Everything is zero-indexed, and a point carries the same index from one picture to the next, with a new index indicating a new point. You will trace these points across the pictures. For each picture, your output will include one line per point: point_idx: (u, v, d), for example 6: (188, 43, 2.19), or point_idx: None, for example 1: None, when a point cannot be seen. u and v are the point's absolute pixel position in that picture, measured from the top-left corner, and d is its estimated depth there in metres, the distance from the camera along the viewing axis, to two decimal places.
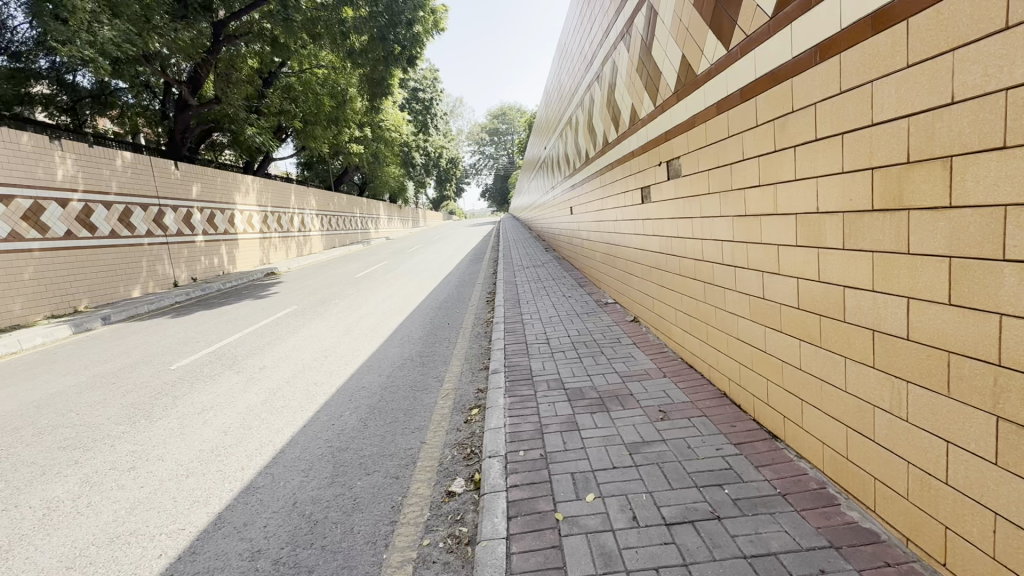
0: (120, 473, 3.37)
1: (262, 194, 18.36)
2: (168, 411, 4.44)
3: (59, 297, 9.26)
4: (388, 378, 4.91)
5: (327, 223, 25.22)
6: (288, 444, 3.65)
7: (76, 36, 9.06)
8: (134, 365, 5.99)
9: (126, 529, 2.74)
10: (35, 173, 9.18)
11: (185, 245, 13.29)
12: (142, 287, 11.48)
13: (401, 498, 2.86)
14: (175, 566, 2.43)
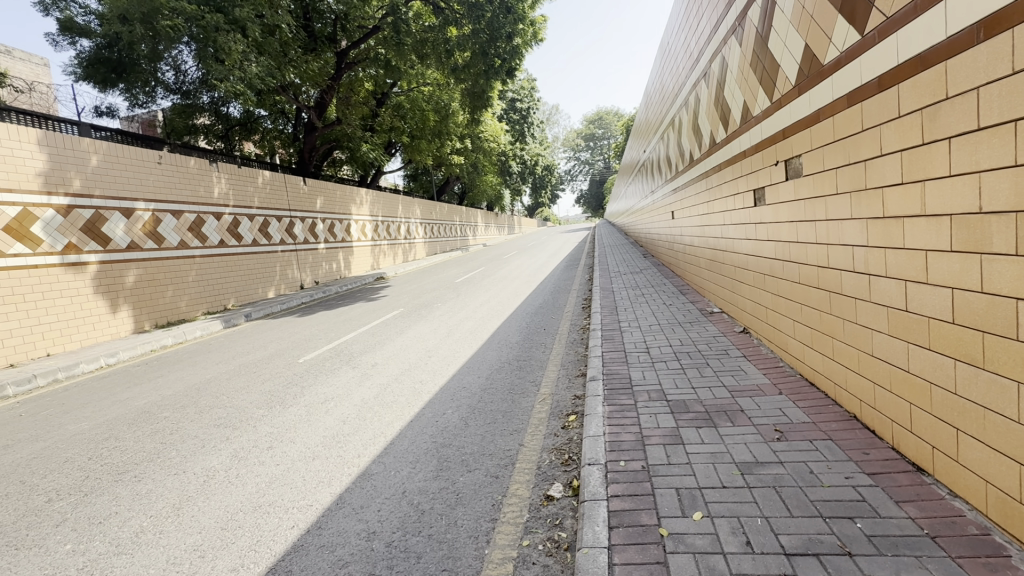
0: (261, 451, 3.87)
1: (374, 205, 19.95)
2: (298, 399, 5.01)
3: (213, 297, 10.87)
4: (487, 380, 5.08)
5: (430, 231, 26.76)
6: (398, 436, 3.93)
7: (231, 73, 10.60)
8: (270, 357, 6.85)
9: (266, 501, 3.14)
10: (198, 191, 10.88)
11: (310, 252, 14.89)
12: (276, 289, 13.06)
13: (501, 497, 2.95)
14: (306, 537, 2.73)
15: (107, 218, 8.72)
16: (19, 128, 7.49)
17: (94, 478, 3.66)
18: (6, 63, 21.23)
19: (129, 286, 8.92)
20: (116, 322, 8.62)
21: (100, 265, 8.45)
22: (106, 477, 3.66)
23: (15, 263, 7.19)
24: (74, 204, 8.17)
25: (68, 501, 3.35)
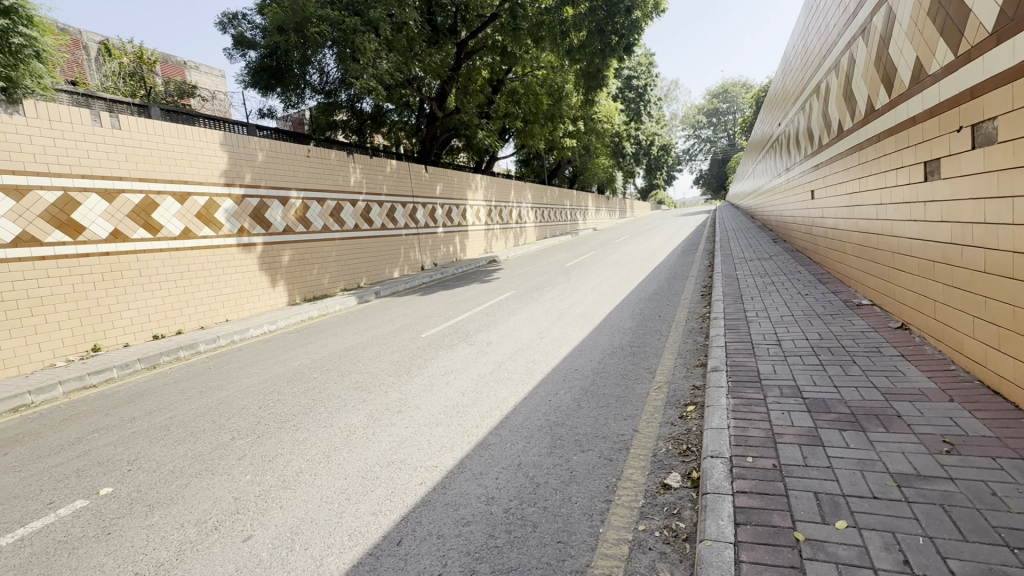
0: (393, 414, 4.30)
1: (488, 190, 20.61)
2: (422, 370, 5.46)
3: (349, 276, 12.16)
4: (600, 364, 5.06)
5: (541, 215, 27.05)
6: (512, 411, 4.10)
7: (365, 71, 11.57)
8: (397, 331, 7.52)
9: (398, 458, 3.49)
10: (338, 181, 12.16)
11: (430, 235, 15.92)
12: (400, 269, 14.22)
13: (616, 480, 2.95)
14: (432, 494, 3.00)
15: (268, 205, 10.13)
16: (206, 130, 8.96)
17: (263, 424, 4.36)
18: (195, 77, 25.56)
19: (285, 264, 10.34)
20: (275, 294, 10.08)
21: (263, 246, 9.89)
22: (272, 424, 4.35)
23: (204, 244, 8.73)
24: (245, 193, 9.61)
25: (245, 440, 4.04)
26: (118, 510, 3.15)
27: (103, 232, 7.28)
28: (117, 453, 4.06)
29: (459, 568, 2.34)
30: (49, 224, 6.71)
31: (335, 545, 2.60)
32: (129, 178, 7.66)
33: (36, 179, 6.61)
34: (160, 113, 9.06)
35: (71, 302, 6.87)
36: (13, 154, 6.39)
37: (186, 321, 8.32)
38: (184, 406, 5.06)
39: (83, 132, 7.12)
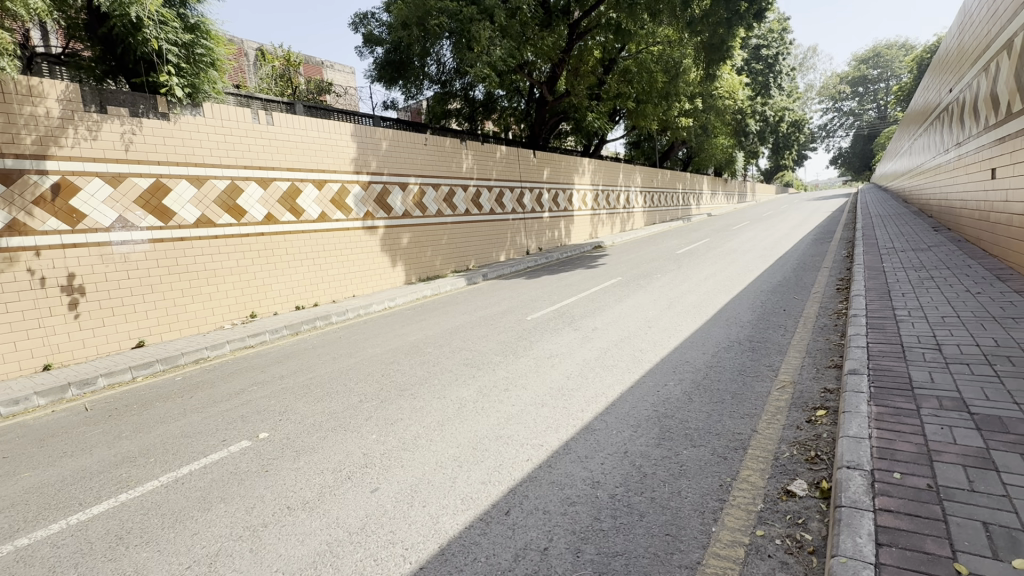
0: (501, 391, 4.48)
1: (596, 174, 20.19)
2: (528, 352, 5.59)
3: (459, 258, 12.78)
4: (714, 358, 4.77)
5: (650, 200, 25.89)
6: (619, 398, 4.05)
7: (479, 59, 11.89)
8: (504, 313, 7.77)
9: (506, 433, 3.64)
10: (452, 167, 12.73)
11: (536, 220, 16.08)
12: (506, 253, 14.59)
13: (731, 479, 2.79)
14: (538, 471, 3.09)
15: (390, 191, 10.95)
16: (340, 123, 9.91)
17: (386, 390, 4.81)
18: (331, 75, 28.29)
19: (404, 246, 11.17)
20: (394, 274, 10.94)
21: (385, 229, 10.76)
22: (393, 391, 4.77)
23: (336, 226, 9.73)
24: (371, 180, 10.49)
25: (370, 404, 4.49)
26: (273, 453, 3.71)
27: (259, 215, 8.43)
28: (271, 404, 4.75)
29: (564, 545, 2.40)
30: (220, 208, 7.93)
31: (449, 507, 2.81)
32: (279, 168, 8.76)
33: (211, 170, 7.83)
34: (303, 109, 10.19)
35: (236, 274, 8.11)
36: (195, 149, 7.65)
37: (322, 295, 9.41)
38: (321, 369, 5.75)
39: (245, 129, 8.27)
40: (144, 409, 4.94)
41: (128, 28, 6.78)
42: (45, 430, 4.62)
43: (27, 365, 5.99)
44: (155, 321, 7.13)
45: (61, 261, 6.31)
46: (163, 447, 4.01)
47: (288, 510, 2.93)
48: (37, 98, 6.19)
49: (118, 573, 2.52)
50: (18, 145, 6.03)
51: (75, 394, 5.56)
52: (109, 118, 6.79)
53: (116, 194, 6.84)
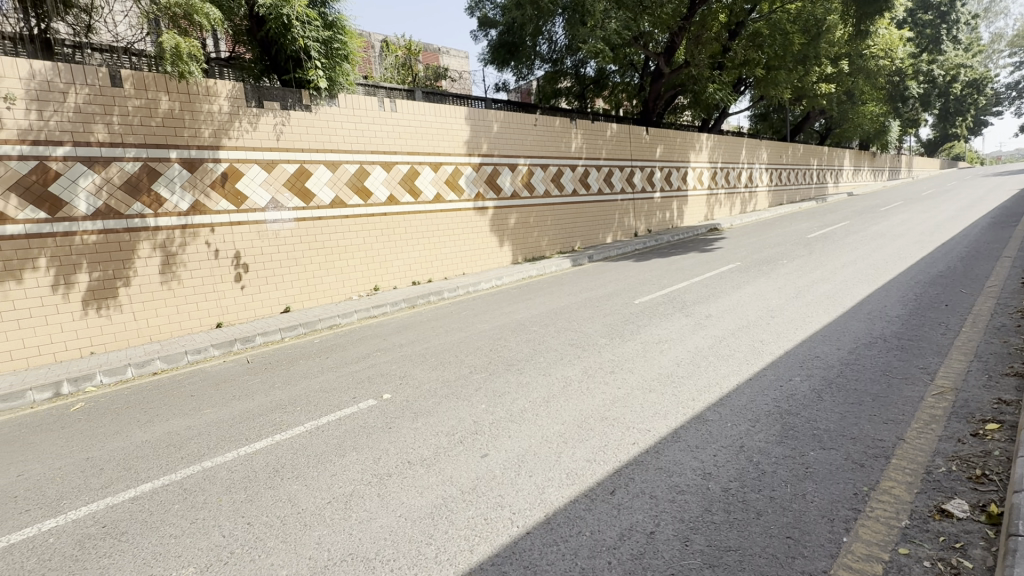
0: (607, 372, 4.46)
1: (715, 151, 18.73)
2: (635, 336, 5.46)
3: (565, 239, 12.76)
4: (851, 354, 4.26)
5: (778, 178, 23.41)
6: (735, 390, 3.81)
7: (593, 34, 11.57)
8: (610, 295, 7.63)
9: (612, 414, 3.62)
10: (560, 147, 12.63)
11: (646, 201, 15.42)
12: (613, 234, 14.23)
13: (868, 489, 2.50)
14: (645, 456, 3.04)
15: (500, 172, 11.20)
16: (455, 107, 10.32)
17: (494, 364, 5.02)
18: (448, 61, 29.48)
19: (511, 227, 11.42)
20: (501, 253, 11.27)
21: (494, 209, 11.08)
22: (501, 365, 4.98)
23: (449, 207, 10.23)
24: (482, 162, 10.82)
25: (480, 375, 4.74)
26: (395, 412, 4.10)
27: (383, 197, 9.15)
28: (392, 369, 5.22)
29: (672, 532, 2.35)
30: (351, 190, 8.74)
31: (555, 479, 2.89)
32: (400, 152, 9.40)
33: (343, 156, 8.64)
34: (422, 95, 10.72)
35: (363, 251, 8.94)
36: (331, 137, 8.49)
37: (435, 273, 10.02)
38: (435, 341, 6.17)
39: (372, 116, 8.97)
40: (292, 366, 5.73)
41: (281, 30, 7.65)
42: (219, 377, 5.58)
43: (205, 322, 7.25)
44: (298, 290, 8.17)
45: (229, 236, 7.46)
46: (306, 398, 4.63)
47: (409, 465, 3.23)
48: (213, 97, 7.30)
49: (276, 498, 2.99)
50: (199, 138, 7.18)
51: (240, 348, 6.62)
52: (266, 112, 7.78)
53: (270, 178, 7.87)
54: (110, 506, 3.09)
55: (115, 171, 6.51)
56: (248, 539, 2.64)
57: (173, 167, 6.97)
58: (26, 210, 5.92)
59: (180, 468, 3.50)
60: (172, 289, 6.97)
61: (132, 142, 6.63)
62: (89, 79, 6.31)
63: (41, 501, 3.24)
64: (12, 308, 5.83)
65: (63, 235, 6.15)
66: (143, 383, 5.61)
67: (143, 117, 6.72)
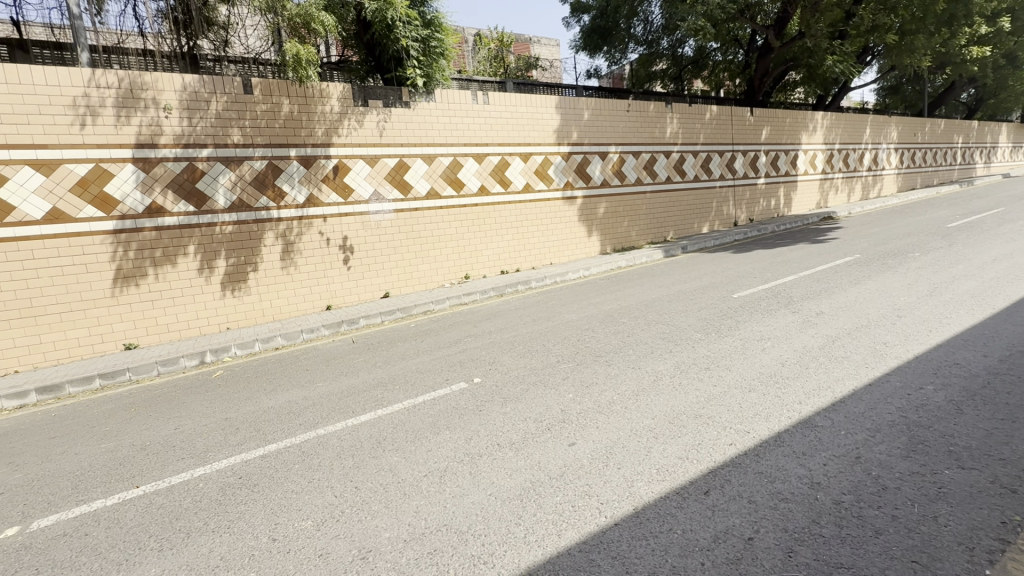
0: (701, 369, 4.26)
1: (832, 130, 16.83)
2: (734, 332, 5.14)
3: (657, 229, 12.26)
4: (1002, 363, 3.66)
5: (910, 159, 20.49)
6: (851, 396, 3.45)
7: (693, 11, 10.96)
8: (706, 288, 7.22)
9: (706, 413, 3.46)
10: (654, 133, 12.10)
11: (749, 187, 14.32)
12: (710, 223, 13.41)
13: (1020, 519, 2.16)
14: (743, 458, 2.88)
15: (590, 160, 11.00)
16: (546, 97, 10.29)
17: (581, 355, 5.01)
18: (538, 50, 29.34)
19: (600, 216, 11.22)
20: (589, 243, 11.13)
21: (583, 199, 10.94)
22: (589, 356, 4.95)
23: (538, 197, 10.28)
24: (572, 150, 10.70)
25: (568, 365, 4.75)
26: (485, 396, 4.25)
27: (475, 187, 9.43)
28: (482, 355, 5.41)
29: (774, 540, 2.21)
30: (445, 181, 9.11)
31: (644, 474, 2.84)
32: (492, 143, 9.59)
33: (439, 149, 9.01)
34: (513, 86, 10.80)
35: (455, 240, 9.30)
36: (428, 131, 8.89)
37: (523, 262, 10.17)
38: (523, 329, 6.27)
39: (466, 110, 9.26)
40: (391, 347, 6.17)
41: (385, 31, 8.10)
42: (330, 354, 6.16)
43: (317, 304, 8.01)
44: (396, 277, 8.72)
45: (338, 226, 8.15)
46: (404, 378, 4.96)
47: (498, 447, 3.34)
48: (326, 99, 7.96)
49: (379, 467, 3.26)
50: (313, 137, 7.88)
51: (346, 329, 7.24)
52: (370, 110, 8.33)
53: (373, 172, 8.43)
54: (244, 461, 3.57)
55: (246, 169, 7.39)
56: (356, 501, 2.91)
57: (292, 164, 7.73)
58: (179, 204, 6.93)
59: (299, 433, 3.95)
60: (291, 274, 7.79)
61: (260, 142, 7.47)
62: (226, 88, 7.19)
63: (193, 451, 3.83)
64: (169, 287, 6.89)
65: (207, 225, 7.12)
66: (267, 357, 6.35)
67: (268, 120, 7.52)
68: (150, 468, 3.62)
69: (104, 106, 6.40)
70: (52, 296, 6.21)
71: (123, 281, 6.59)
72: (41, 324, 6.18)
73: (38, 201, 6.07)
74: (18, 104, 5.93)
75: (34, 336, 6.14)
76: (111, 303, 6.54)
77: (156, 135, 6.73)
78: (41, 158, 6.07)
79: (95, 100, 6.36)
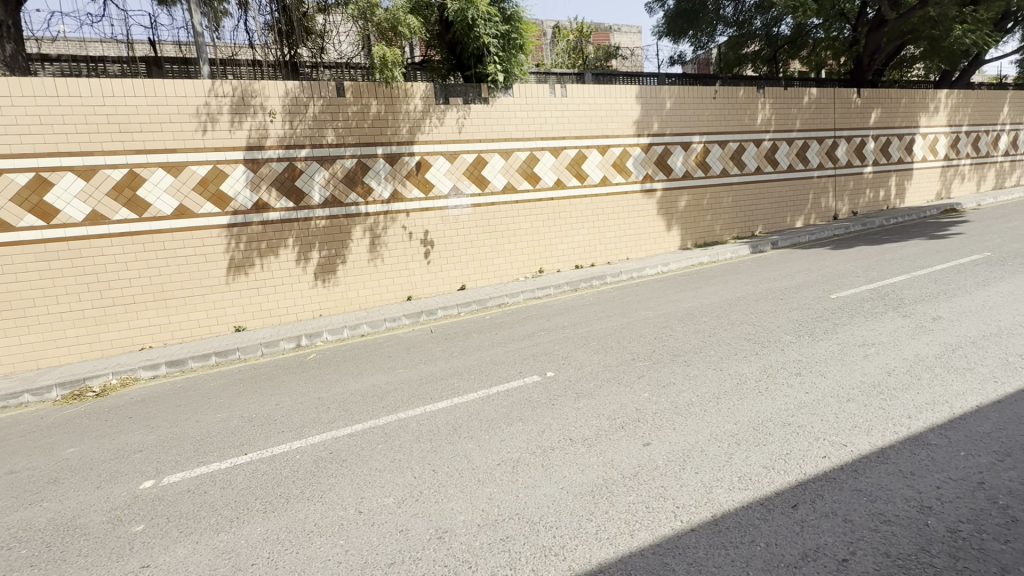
0: (791, 374, 3.96)
1: (958, 110, 14.78)
2: (831, 335, 4.72)
3: (744, 223, 11.52)
4: None
5: None
6: (973, 413, 3.06)
7: None
8: (799, 287, 6.68)
9: (796, 421, 3.22)
10: (744, 120, 11.34)
11: (853, 177, 12.99)
12: (805, 217, 12.36)
13: None
14: (838, 473, 2.66)
15: (672, 151, 10.55)
16: (626, 87, 10.00)
17: (658, 353, 4.85)
18: (619, 38, 28.59)
19: (681, 210, 10.75)
20: (669, 238, 10.71)
21: (664, 191, 10.53)
22: (666, 355, 4.79)
23: (615, 190, 10.04)
24: (653, 141, 10.32)
25: (643, 363, 4.63)
26: (558, 390, 4.26)
27: (551, 181, 9.42)
28: (555, 349, 5.42)
29: (874, 565, 2.06)
30: (521, 176, 9.19)
31: (725, 481, 2.71)
32: (569, 136, 9.50)
33: (516, 143, 9.10)
34: (592, 77, 10.60)
35: (530, 235, 9.37)
36: (506, 127, 9.00)
37: (599, 257, 10.00)
38: (597, 325, 6.19)
39: (543, 104, 9.25)
40: (467, 338, 6.37)
41: (466, 30, 8.27)
42: (410, 342, 6.49)
43: (399, 294, 8.45)
44: (473, 270, 8.96)
45: (419, 220, 8.52)
46: (478, 368, 5.11)
47: (571, 442, 3.35)
48: (410, 98, 8.32)
49: (454, 453, 3.40)
50: (398, 135, 8.27)
51: (425, 319, 7.56)
52: (451, 107, 8.59)
53: (452, 167, 8.70)
54: (335, 437, 3.88)
55: (338, 167, 7.93)
56: (433, 483, 3.06)
57: (379, 162, 8.17)
58: (281, 201, 7.60)
59: (382, 415, 4.22)
60: (376, 265, 8.27)
61: (351, 142, 7.98)
62: (322, 92, 7.74)
63: (291, 425, 4.22)
64: (272, 276, 7.61)
65: (303, 220, 7.76)
66: (355, 342, 6.82)
67: (358, 121, 8.01)
68: (256, 438, 4.05)
69: (221, 113, 7.17)
70: (179, 281, 7.10)
71: (235, 270, 7.38)
72: (169, 306, 7.08)
73: (169, 199, 6.95)
74: (154, 114, 6.82)
75: (164, 316, 7.05)
76: (224, 290, 7.35)
77: (263, 138, 7.42)
78: (171, 160, 6.93)
79: (214, 109, 7.14)
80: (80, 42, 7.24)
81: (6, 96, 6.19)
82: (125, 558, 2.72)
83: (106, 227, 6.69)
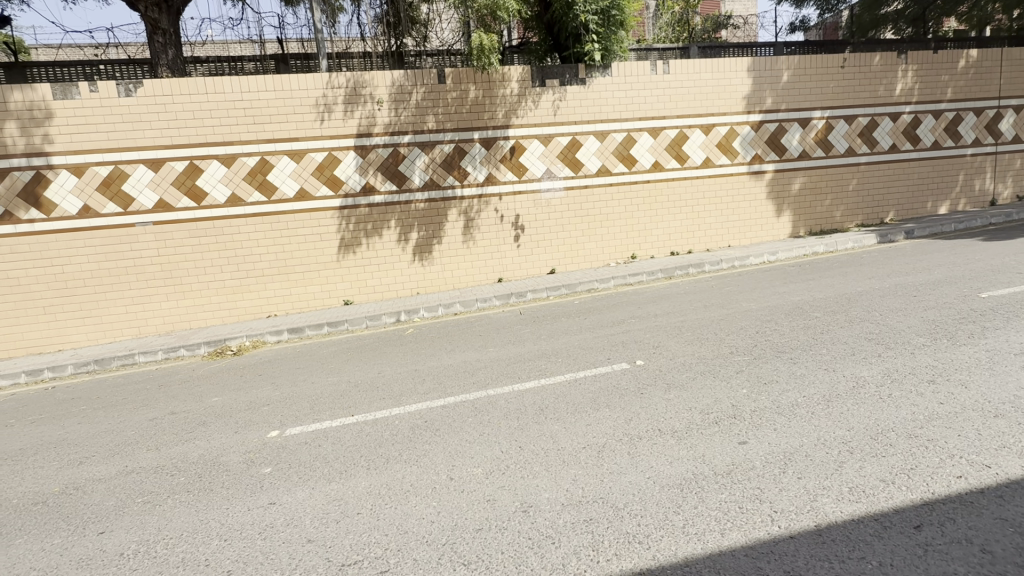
0: (922, 380, 3.49)
1: None
2: (977, 340, 4.08)
3: (872, 209, 10.20)
4: None
5: None
6: None
7: None
8: (939, 283, 5.82)
9: (926, 433, 2.86)
10: (878, 91, 9.97)
11: (1020, 154, 10.90)
12: (952, 202, 10.64)
13: None
14: (977, 497, 2.34)
15: (787, 128, 9.60)
16: (736, 60, 9.24)
17: (760, 348, 4.53)
18: (731, 6, 26.34)
19: (795, 193, 9.79)
20: (779, 225, 9.82)
21: (775, 173, 9.65)
22: (769, 351, 4.45)
23: (719, 172, 9.39)
24: (765, 118, 9.46)
25: (743, 358, 4.34)
26: (648, 379, 4.16)
27: (648, 163, 9.05)
28: (646, 337, 5.28)
29: None
30: (617, 158, 8.92)
31: (832, 490, 2.49)
32: (670, 115, 9.02)
33: (613, 125, 8.83)
34: (698, 51, 9.93)
35: (623, 219, 9.11)
36: (603, 107, 8.76)
37: (697, 244, 9.47)
38: (693, 315, 5.90)
39: (644, 82, 8.86)
40: (555, 321, 6.41)
41: (565, 9, 8.18)
42: (500, 322, 6.69)
43: (490, 276, 8.69)
44: (563, 254, 8.93)
45: (512, 204, 8.66)
46: (566, 352, 5.13)
47: (660, 433, 3.26)
48: (507, 82, 8.40)
49: (541, 432, 3.47)
50: (494, 120, 8.42)
51: (515, 301, 7.72)
52: (547, 90, 8.54)
53: (546, 151, 8.68)
54: (430, 407, 4.15)
55: (437, 152, 8.27)
56: (519, 459, 3.17)
57: (475, 146, 8.40)
58: (386, 185, 8.12)
59: (472, 390, 4.42)
60: (469, 247, 8.57)
61: (450, 127, 8.27)
62: (424, 80, 8.09)
63: (391, 393, 4.58)
64: (376, 255, 8.20)
65: (405, 203, 8.23)
66: (448, 320, 7.17)
67: (457, 106, 8.26)
68: (362, 402, 4.45)
69: (336, 104, 7.79)
70: (299, 257, 7.92)
71: (345, 249, 8.07)
72: (291, 279, 7.94)
73: (292, 183, 7.74)
74: (282, 106, 7.59)
75: (286, 288, 7.93)
76: (335, 266, 8.07)
77: (371, 126, 7.95)
78: (294, 148, 7.70)
79: (330, 99, 7.76)
80: (223, 44, 8.21)
81: (169, 94, 7.24)
82: (256, 494, 3.17)
83: (243, 208, 7.63)
